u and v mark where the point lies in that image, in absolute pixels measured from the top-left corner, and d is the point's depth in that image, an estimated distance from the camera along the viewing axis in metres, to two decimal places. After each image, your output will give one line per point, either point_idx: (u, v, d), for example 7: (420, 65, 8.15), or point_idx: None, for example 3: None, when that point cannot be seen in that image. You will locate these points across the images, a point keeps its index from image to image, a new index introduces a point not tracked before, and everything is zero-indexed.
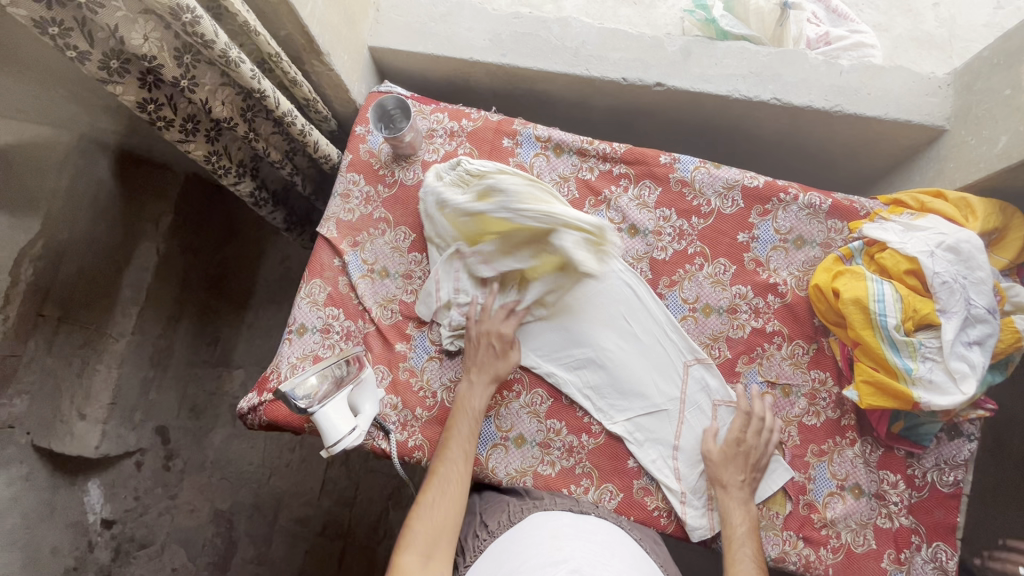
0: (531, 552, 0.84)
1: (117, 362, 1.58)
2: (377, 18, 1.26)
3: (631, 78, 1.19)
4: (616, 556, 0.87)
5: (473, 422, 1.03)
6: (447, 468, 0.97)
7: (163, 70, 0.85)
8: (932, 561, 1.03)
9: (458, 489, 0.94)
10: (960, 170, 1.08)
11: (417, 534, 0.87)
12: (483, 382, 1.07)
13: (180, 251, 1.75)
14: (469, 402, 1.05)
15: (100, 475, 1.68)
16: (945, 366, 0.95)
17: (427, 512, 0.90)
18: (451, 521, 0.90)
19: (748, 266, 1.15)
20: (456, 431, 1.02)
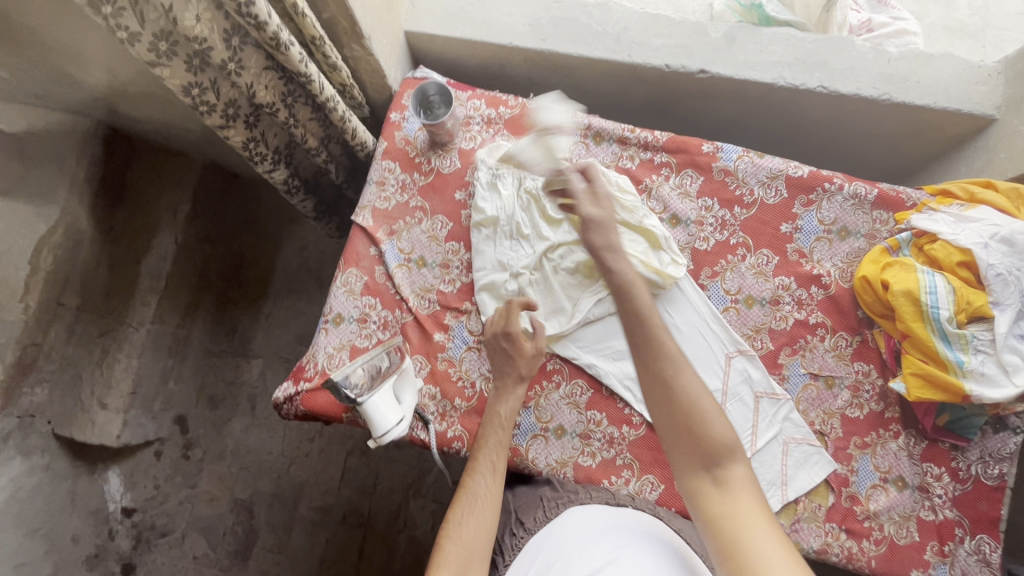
0: (568, 545, 0.87)
1: (137, 352, 1.58)
2: (414, 3, 1.23)
3: (673, 65, 1.17)
4: (656, 546, 0.87)
5: (501, 430, 1.02)
6: (476, 482, 0.94)
7: (212, 53, 0.83)
8: (976, 553, 1.03)
9: (490, 502, 0.92)
10: (1011, 160, 1.07)
11: (451, 550, 0.85)
12: (508, 390, 1.06)
13: (199, 241, 1.73)
14: (497, 411, 1.04)
15: (120, 464, 1.68)
16: (997, 358, 0.94)
17: (458, 530, 0.87)
18: (483, 536, 0.87)
19: (792, 257, 1.13)
20: (485, 442, 1.00)
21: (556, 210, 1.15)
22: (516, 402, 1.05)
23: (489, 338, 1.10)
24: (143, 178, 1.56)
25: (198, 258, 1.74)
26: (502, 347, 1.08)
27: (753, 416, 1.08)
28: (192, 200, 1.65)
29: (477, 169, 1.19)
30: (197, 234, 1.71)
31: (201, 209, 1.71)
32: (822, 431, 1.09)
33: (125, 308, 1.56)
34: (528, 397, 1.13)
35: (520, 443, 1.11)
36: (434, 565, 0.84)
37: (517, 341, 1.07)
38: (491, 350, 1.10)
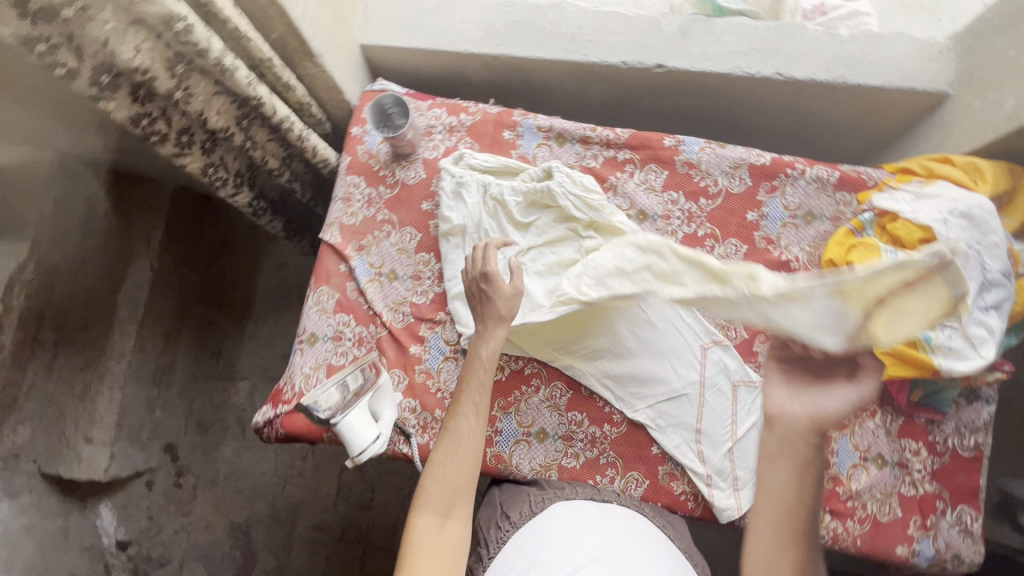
0: (553, 540, 0.87)
1: (119, 382, 1.54)
2: (367, 15, 1.22)
3: (630, 61, 1.17)
4: (639, 543, 0.88)
5: (484, 373, 0.96)
6: (459, 425, 0.91)
7: (156, 83, 0.82)
8: (958, 524, 1.05)
9: (472, 443, 0.90)
10: (966, 135, 1.08)
11: (433, 492, 0.85)
12: (493, 332, 1.00)
13: (174, 267, 1.69)
14: (478, 352, 0.98)
15: (111, 497, 1.68)
16: (964, 332, 0.95)
17: (440, 471, 0.87)
18: (466, 476, 0.87)
19: (760, 245, 1.14)
20: (467, 382, 0.95)
21: (522, 213, 1.15)
22: (499, 341, 0.99)
23: (466, 278, 1.05)
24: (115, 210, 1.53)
25: (174, 286, 1.70)
26: (480, 290, 1.02)
27: (732, 404, 1.09)
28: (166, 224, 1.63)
29: (440, 178, 1.18)
30: (173, 261, 1.68)
31: (175, 234, 1.67)
32: None
33: (101, 339, 1.52)
34: (509, 403, 1.13)
35: (503, 449, 1.11)
36: (416, 505, 0.84)
37: (496, 282, 1.01)
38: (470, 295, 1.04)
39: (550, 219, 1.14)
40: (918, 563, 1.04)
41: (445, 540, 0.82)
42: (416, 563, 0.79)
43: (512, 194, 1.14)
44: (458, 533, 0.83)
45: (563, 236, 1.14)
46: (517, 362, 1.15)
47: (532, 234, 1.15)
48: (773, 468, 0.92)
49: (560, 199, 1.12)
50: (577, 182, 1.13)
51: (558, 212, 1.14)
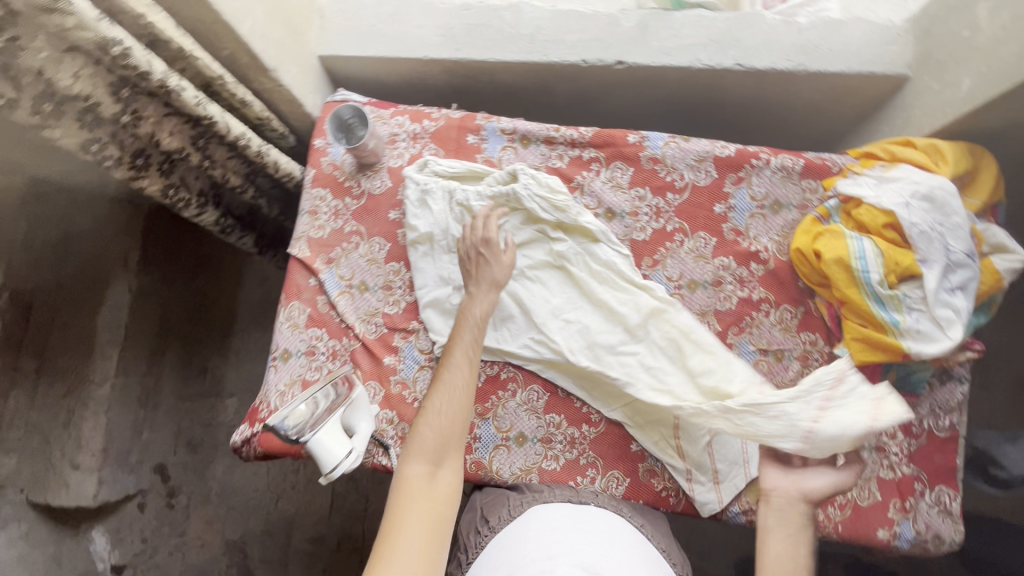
0: (532, 547, 0.85)
1: (104, 408, 1.51)
2: (323, 25, 1.21)
3: (589, 59, 1.16)
4: (617, 545, 0.87)
5: (476, 330, 0.99)
6: (452, 377, 0.93)
7: (101, 108, 0.81)
8: (937, 505, 1.05)
9: (465, 395, 0.92)
10: (927, 117, 1.08)
11: (426, 440, 0.86)
12: (484, 292, 1.04)
13: (158, 283, 1.63)
14: (471, 310, 1.02)
15: (103, 522, 1.63)
16: (931, 314, 0.96)
17: (435, 418, 0.88)
18: (459, 427, 0.88)
19: (729, 236, 1.14)
20: (459, 339, 0.98)
21: None
22: (491, 301, 1.03)
23: (464, 243, 1.09)
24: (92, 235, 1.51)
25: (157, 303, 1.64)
26: (476, 255, 1.07)
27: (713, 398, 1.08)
28: (142, 246, 1.55)
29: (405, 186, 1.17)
30: (156, 280, 1.62)
31: (154, 252, 1.60)
32: None
33: (84, 364, 1.50)
34: (486, 409, 1.13)
35: (483, 456, 1.11)
36: (407, 453, 0.85)
37: (495, 247, 1.07)
38: (464, 258, 1.09)
39: (518, 220, 1.14)
40: (900, 546, 1.04)
41: (436, 489, 0.82)
42: (406, 508, 0.79)
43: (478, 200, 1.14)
44: (450, 484, 0.84)
45: (532, 238, 1.15)
46: (492, 367, 1.14)
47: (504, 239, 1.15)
48: (769, 541, 0.88)
49: (526, 201, 1.12)
50: (541, 183, 1.13)
51: (526, 213, 1.14)
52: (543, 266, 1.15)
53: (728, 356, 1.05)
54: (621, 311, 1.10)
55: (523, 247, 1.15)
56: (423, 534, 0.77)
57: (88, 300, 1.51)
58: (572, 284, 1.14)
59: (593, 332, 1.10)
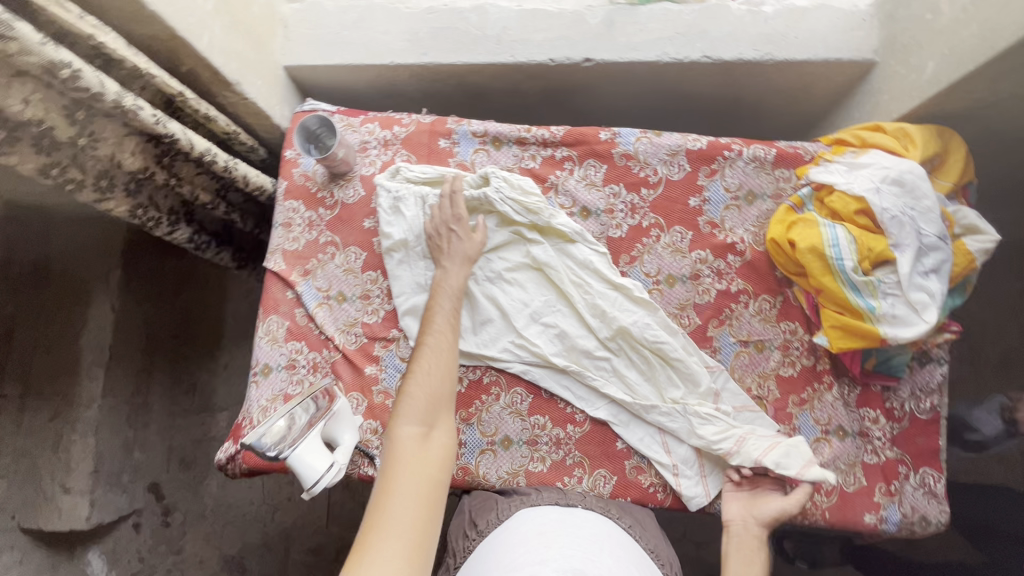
0: (520, 551, 0.82)
1: (92, 429, 1.49)
2: (287, 35, 1.21)
3: (558, 58, 1.16)
4: (605, 549, 0.85)
5: (454, 299, 1.05)
6: (435, 344, 0.98)
7: (57, 133, 0.80)
8: (922, 487, 1.06)
9: (449, 359, 0.96)
10: (895, 101, 1.08)
11: (415, 404, 0.90)
12: (458, 265, 1.08)
13: (140, 302, 1.60)
14: (446, 282, 1.06)
15: (99, 543, 1.57)
16: (906, 299, 0.96)
17: (424, 381, 0.93)
18: (447, 388, 0.93)
19: (705, 230, 1.13)
20: (437, 310, 1.03)
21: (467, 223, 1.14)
22: (464, 274, 1.08)
23: (434, 220, 1.11)
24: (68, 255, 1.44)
25: (140, 320, 1.60)
26: (448, 230, 1.10)
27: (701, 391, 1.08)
28: (123, 264, 1.51)
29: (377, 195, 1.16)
30: (137, 295, 1.58)
31: (134, 272, 1.56)
32: (760, 396, 1.10)
33: (71, 387, 1.47)
34: (470, 414, 1.11)
35: (469, 461, 1.10)
36: (397, 417, 0.88)
37: (466, 224, 1.10)
38: (433, 236, 1.11)
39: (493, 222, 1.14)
40: (888, 529, 1.05)
41: (429, 449, 0.86)
42: (401, 467, 0.82)
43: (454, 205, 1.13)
44: (441, 443, 0.87)
45: (509, 240, 1.14)
46: (475, 371, 1.12)
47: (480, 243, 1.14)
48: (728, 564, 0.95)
49: (498, 205, 1.11)
50: (513, 185, 1.12)
51: (500, 216, 1.14)
52: (521, 268, 1.14)
53: (688, 358, 1.08)
54: (597, 312, 1.10)
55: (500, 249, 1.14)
56: (419, 490, 0.80)
57: (68, 318, 1.47)
58: (548, 285, 1.14)
59: (569, 333, 1.11)
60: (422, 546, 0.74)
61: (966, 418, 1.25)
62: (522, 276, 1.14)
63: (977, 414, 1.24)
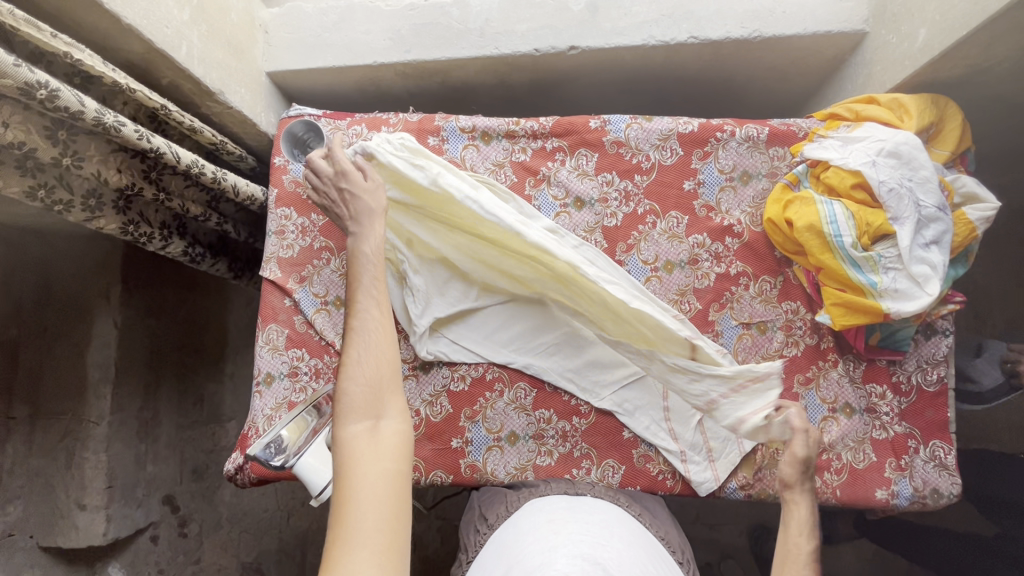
0: (530, 539, 0.82)
1: (104, 446, 1.47)
2: (268, 42, 1.20)
3: (542, 48, 1.14)
4: (615, 535, 0.85)
5: (375, 264, 0.85)
6: (363, 319, 0.80)
7: (39, 153, 0.79)
8: (932, 460, 1.05)
9: (382, 335, 0.79)
10: (887, 71, 1.06)
11: (354, 396, 0.74)
12: (376, 228, 0.89)
13: (142, 318, 1.57)
14: (361, 249, 0.87)
15: (119, 558, 1.56)
16: (907, 272, 0.95)
17: (358, 372, 0.75)
18: (389, 372, 0.77)
19: (701, 213, 1.12)
20: (358, 279, 0.83)
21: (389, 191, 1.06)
22: (379, 233, 0.89)
23: (319, 186, 0.94)
24: (68, 274, 1.45)
25: (144, 336, 1.58)
26: (339, 193, 0.93)
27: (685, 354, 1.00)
28: (122, 280, 1.48)
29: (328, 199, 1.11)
30: (139, 311, 1.55)
31: (136, 284, 1.53)
32: None
33: (79, 406, 1.47)
34: (475, 411, 1.11)
35: (476, 459, 1.10)
36: (338, 418, 0.74)
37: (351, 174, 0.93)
38: (329, 205, 0.95)
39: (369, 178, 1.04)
40: (899, 504, 1.04)
41: (382, 445, 0.72)
42: (354, 474, 0.69)
43: None
44: (396, 433, 0.74)
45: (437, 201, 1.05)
46: (477, 369, 1.12)
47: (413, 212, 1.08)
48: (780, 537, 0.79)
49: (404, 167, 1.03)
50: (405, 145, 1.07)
51: (400, 183, 1.05)
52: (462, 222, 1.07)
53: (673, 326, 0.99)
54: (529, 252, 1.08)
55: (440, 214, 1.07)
56: (382, 490, 0.68)
57: (75, 334, 1.46)
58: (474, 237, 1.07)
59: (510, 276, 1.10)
60: (398, 554, 0.65)
61: (966, 368, 1.17)
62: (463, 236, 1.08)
63: (978, 364, 1.16)
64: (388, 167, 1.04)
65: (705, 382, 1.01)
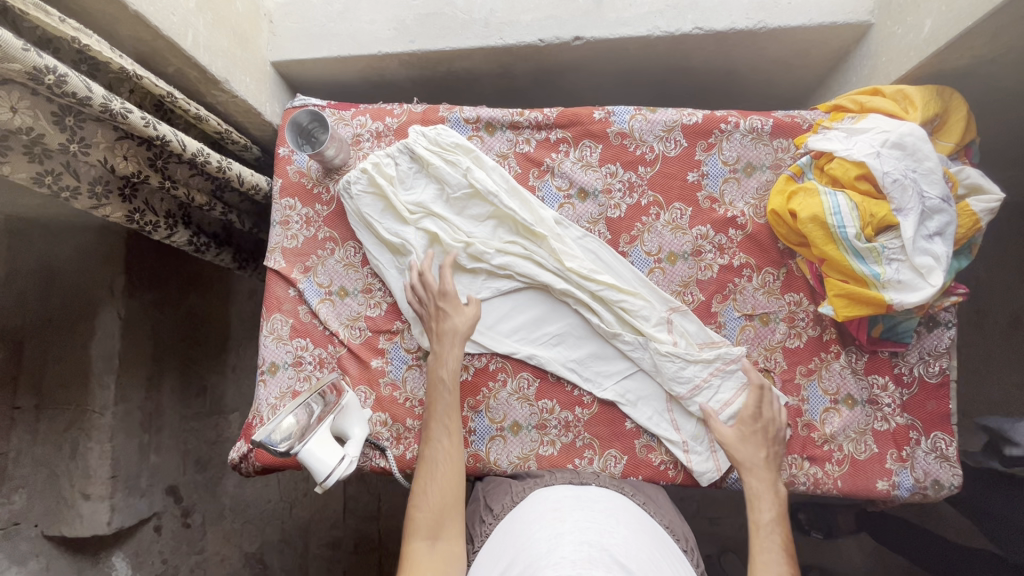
0: (536, 527, 0.83)
1: (107, 436, 1.48)
2: (273, 31, 1.20)
3: (547, 38, 1.14)
4: (620, 522, 0.86)
5: (449, 393, 1.01)
6: (434, 450, 0.97)
7: (46, 139, 0.80)
8: (933, 451, 1.06)
9: (450, 465, 0.95)
10: (892, 63, 1.06)
11: (421, 521, 0.88)
12: (453, 351, 1.03)
13: (146, 309, 1.57)
14: (440, 374, 1.03)
15: (122, 547, 1.57)
16: (911, 263, 0.95)
17: (424, 499, 0.91)
18: (450, 497, 0.91)
19: (704, 205, 1.12)
20: (435, 408, 1.00)
21: (409, 192, 1.14)
22: (457, 356, 1.03)
23: (422, 298, 1.08)
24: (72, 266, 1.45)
25: (148, 327, 1.59)
26: (435, 308, 1.06)
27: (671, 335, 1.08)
28: (127, 270, 1.50)
29: (342, 187, 1.14)
30: (142, 303, 1.56)
31: (139, 275, 1.54)
32: (767, 368, 1.09)
33: (84, 395, 1.47)
34: (478, 401, 1.11)
35: (479, 448, 1.10)
36: (408, 536, 0.88)
37: (386, 172, 1.12)
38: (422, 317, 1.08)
39: (408, 168, 1.14)
40: (900, 495, 1.05)
41: (436, 559, 0.84)
42: None
43: (398, 184, 1.13)
44: (449, 549, 0.86)
45: (467, 195, 1.12)
46: (481, 359, 1.12)
47: (438, 208, 1.13)
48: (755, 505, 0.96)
49: (434, 164, 1.11)
50: (433, 143, 1.13)
51: (438, 181, 1.14)
52: (485, 216, 1.13)
53: (677, 322, 1.09)
54: (544, 252, 1.11)
55: (463, 209, 1.13)
56: None
57: (81, 325, 1.47)
58: (497, 230, 1.13)
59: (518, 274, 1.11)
60: None
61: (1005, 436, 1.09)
62: (487, 229, 1.13)
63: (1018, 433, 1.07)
64: (427, 161, 1.12)
65: (689, 369, 1.07)
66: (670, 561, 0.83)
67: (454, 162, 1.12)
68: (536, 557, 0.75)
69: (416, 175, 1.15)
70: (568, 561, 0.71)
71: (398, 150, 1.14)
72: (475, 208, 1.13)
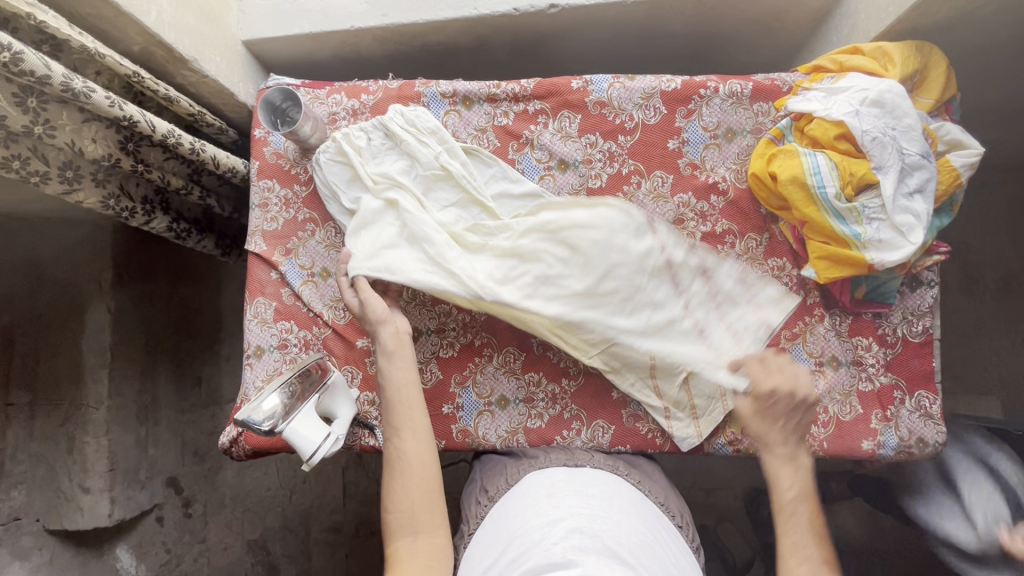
0: (529, 515, 0.82)
1: (103, 430, 1.48)
2: (242, 9, 1.18)
3: (522, 6, 1.12)
4: (613, 505, 0.85)
5: (408, 391, 0.96)
6: (395, 449, 0.91)
7: (8, 121, 0.78)
8: (918, 409, 1.06)
9: (415, 459, 0.90)
10: (871, 20, 1.05)
11: (394, 518, 0.85)
12: (397, 354, 0.98)
13: (136, 303, 1.57)
14: (393, 375, 0.97)
15: (125, 538, 1.59)
16: (891, 222, 0.96)
17: (396, 495, 0.87)
18: (421, 491, 0.87)
19: (685, 171, 1.11)
20: (391, 404, 0.95)
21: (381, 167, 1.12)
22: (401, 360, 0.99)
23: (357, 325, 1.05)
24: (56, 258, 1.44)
25: (137, 321, 1.57)
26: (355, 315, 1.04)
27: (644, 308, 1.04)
28: (115, 264, 1.48)
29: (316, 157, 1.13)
30: (132, 296, 1.55)
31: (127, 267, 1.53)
32: None
33: (77, 391, 1.47)
34: (465, 377, 1.12)
35: (468, 423, 1.11)
36: (390, 534, 0.84)
37: (358, 144, 1.12)
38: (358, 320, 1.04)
39: (381, 142, 1.12)
40: (886, 453, 1.06)
41: (419, 551, 0.81)
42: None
43: (370, 157, 1.12)
44: (432, 540, 0.83)
45: (437, 176, 1.10)
46: (466, 336, 1.13)
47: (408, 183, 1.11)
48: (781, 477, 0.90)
49: (406, 139, 1.10)
50: (405, 120, 1.12)
51: (409, 156, 1.11)
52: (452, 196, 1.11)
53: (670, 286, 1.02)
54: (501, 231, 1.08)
55: (433, 190, 1.11)
56: None
57: (73, 320, 1.47)
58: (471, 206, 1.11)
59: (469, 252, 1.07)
60: None
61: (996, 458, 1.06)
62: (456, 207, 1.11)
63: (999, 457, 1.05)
64: (399, 137, 1.11)
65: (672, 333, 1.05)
66: (661, 543, 0.82)
67: (427, 142, 1.11)
68: (528, 548, 0.74)
69: (388, 150, 1.13)
70: (558, 548, 0.71)
71: (373, 124, 1.12)
72: (444, 189, 1.11)
